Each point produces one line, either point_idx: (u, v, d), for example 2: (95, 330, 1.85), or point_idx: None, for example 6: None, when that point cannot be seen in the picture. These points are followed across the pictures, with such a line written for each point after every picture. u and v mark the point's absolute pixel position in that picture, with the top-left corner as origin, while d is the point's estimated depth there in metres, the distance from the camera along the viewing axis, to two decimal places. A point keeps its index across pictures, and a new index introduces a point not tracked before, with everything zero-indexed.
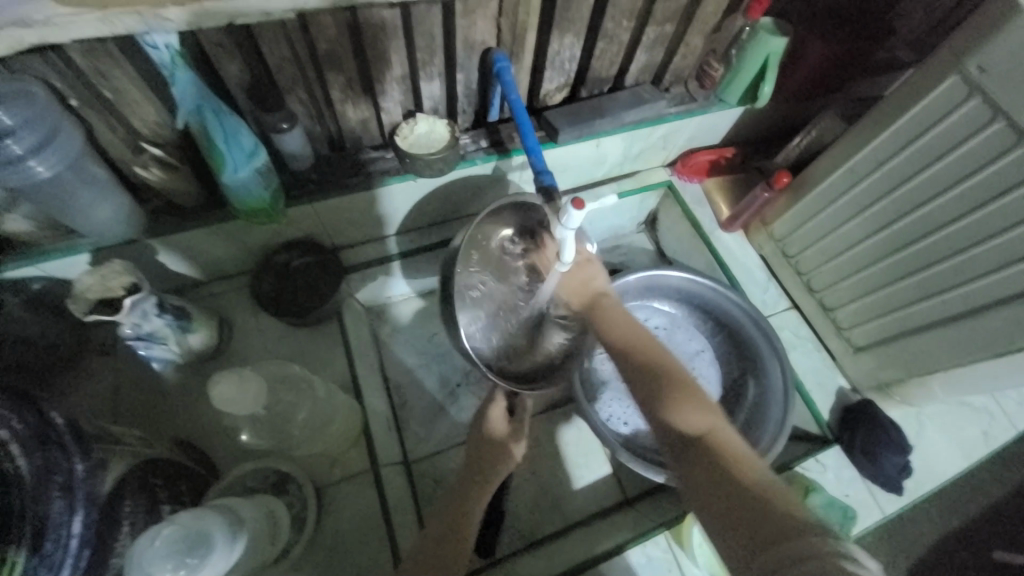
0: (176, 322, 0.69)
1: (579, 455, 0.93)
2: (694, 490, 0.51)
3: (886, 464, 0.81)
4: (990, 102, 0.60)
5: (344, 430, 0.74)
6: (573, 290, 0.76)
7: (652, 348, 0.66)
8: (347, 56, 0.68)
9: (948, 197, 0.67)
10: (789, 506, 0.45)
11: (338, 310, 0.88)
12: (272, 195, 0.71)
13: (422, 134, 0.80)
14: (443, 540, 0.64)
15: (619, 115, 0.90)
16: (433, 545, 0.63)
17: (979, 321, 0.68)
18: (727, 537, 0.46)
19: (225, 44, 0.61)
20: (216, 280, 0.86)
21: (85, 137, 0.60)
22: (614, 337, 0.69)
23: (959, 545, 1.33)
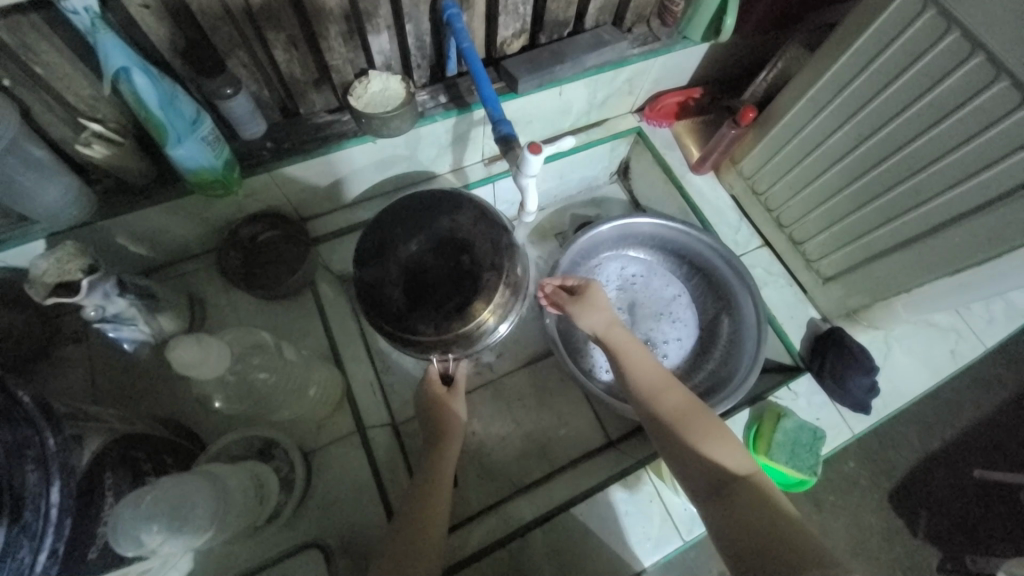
0: (142, 301, 0.69)
1: (563, 402, 0.96)
2: (718, 529, 0.58)
3: (854, 387, 0.84)
4: (946, 13, 0.58)
5: (327, 394, 0.75)
6: (605, 327, 0.79)
7: (669, 382, 0.72)
8: (285, 11, 0.65)
9: (906, 117, 0.67)
10: (773, 501, 0.58)
11: (311, 280, 0.87)
12: (225, 165, 0.69)
13: (377, 91, 0.76)
14: (431, 492, 0.67)
15: (579, 59, 0.87)
16: (422, 497, 0.66)
17: (936, 241, 0.70)
18: (723, 532, 0.58)
19: (151, 4, 0.57)
20: (183, 259, 0.85)
21: (19, 116, 0.57)
22: (638, 374, 0.73)
23: (934, 460, 1.41)
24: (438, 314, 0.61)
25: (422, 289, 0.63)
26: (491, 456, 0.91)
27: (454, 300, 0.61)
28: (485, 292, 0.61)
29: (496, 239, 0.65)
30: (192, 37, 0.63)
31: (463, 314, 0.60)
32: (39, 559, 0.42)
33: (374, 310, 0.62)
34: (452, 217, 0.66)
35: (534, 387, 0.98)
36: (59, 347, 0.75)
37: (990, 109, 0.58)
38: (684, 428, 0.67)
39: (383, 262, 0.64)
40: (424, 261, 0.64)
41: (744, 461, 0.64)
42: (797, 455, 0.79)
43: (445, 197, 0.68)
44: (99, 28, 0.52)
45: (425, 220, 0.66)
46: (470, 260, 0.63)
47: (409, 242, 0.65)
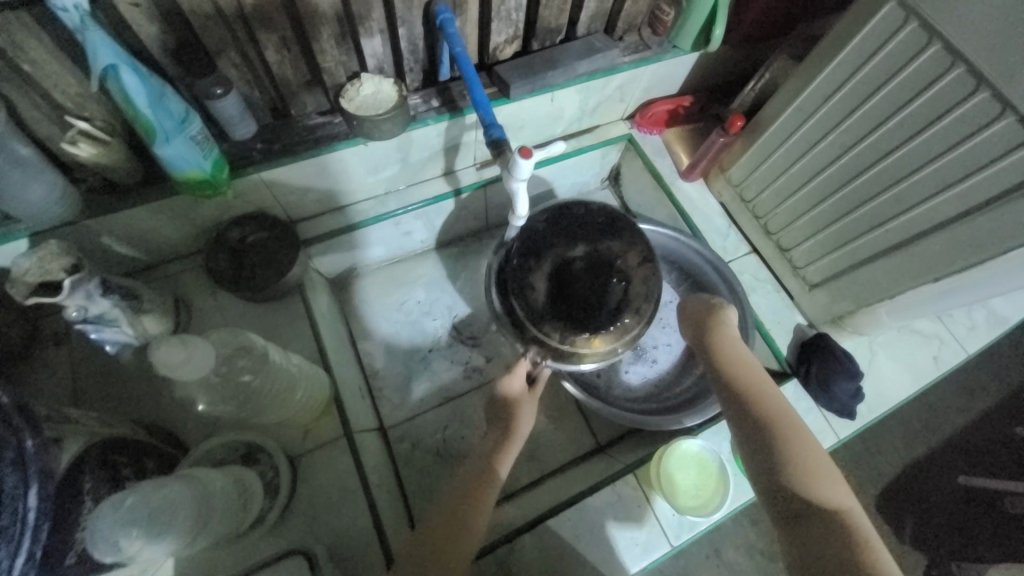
0: (126, 303, 0.67)
1: (553, 408, 0.96)
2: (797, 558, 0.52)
3: (839, 392, 0.85)
4: (927, 26, 0.60)
5: (316, 398, 0.74)
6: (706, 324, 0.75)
7: (772, 391, 0.66)
8: (279, 12, 0.65)
9: (891, 126, 0.69)
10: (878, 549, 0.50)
11: (300, 282, 0.87)
12: (212, 165, 0.68)
13: (369, 94, 0.77)
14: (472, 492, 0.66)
15: (571, 65, 0.88)
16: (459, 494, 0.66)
17: (919, 248, 0.71)
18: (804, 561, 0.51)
19: (141, 3, 0.57)
20: (168, 260, 0.84)
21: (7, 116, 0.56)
22: (734, 379, 0.67)
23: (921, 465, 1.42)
24: (570, 325, 0.70)
25: (566, 297, 0.71)
26: None
27: (592, 321, 0.70)
28: (620, 323, 0.71)
29: (646, 285, 0.73)
30: (183, 35, 0.63)
31: (596, 336, 0.70)
32: (17, 563, 0.39)
33: (521, 288, 0.73)
34: (617, 250, 0.75)
35: None
36: (38, 348, 0.73)
37: (971, 119, 0.60)
38: (773, 436, 0.61)
39: (542, 255, 0.74)
40: (578, 274, 0.72)
41: (836, 496, 0.56)
42: None
43: (618, 232, 0.76)
44: (88, 25, 0.51)
45: (591, 239, 0.75)
46: (620, 293, 0.72)
47: (572, 248, 0.74)
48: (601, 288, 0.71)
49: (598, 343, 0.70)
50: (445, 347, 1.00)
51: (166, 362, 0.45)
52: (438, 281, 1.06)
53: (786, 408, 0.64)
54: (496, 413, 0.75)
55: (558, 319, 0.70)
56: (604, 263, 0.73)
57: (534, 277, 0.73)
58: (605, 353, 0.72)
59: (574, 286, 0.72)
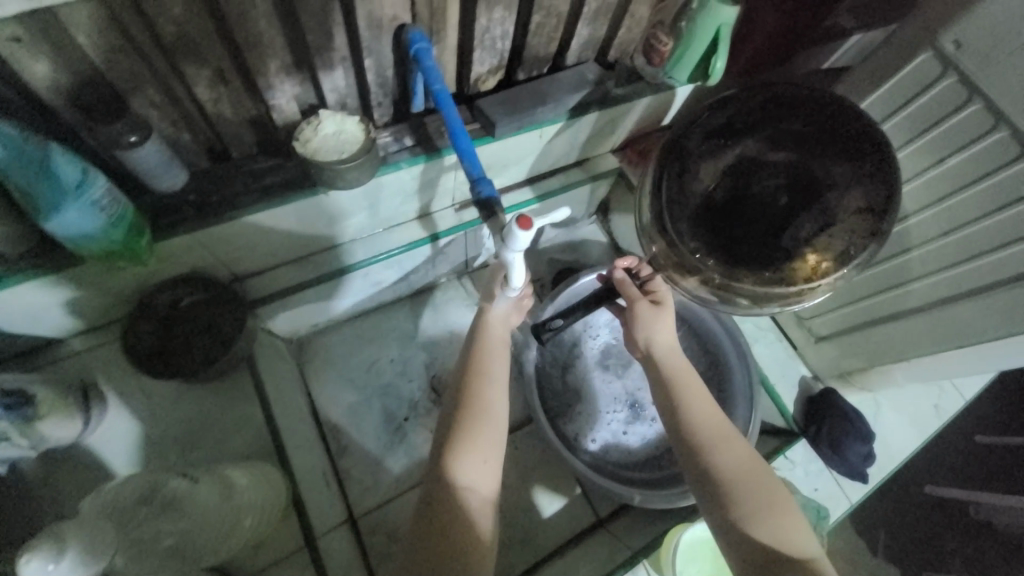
0: (17, 413, 0.54)
1: (546, 479, 0.86)
2: None
3: (852, 455, 0.80)
4: (965, 84, 0.54)
5: (268, 508, 0.61)
6: (660, 347, 0.64)
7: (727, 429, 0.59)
8: (211, 42, 0.51)
9: (919, 184, 0.63)
10: None
11: (248, 353, 0.73)
12: (129, 233, 0.54)
13: (330, 135, 0.63)
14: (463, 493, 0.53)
15: (562, 99, 0.78)
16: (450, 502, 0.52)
17: (943, 314, 0.66)
18: None
19: (14, 32, 0.43)
20: (75, 334, 0.68)
21: None
22: (693, 416, 0.60)
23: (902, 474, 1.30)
24: (705, 234, 0.49)
25: (722, 203, 0.50)
26: None
27: (741, 248, 0.48)
28: (778, 262, 0.47)
29: (849, 231, 0.48)
30: (79, 69, 0.48)
31: (739, 264, 0.48)
32: None
33: (676, 169, 0.52)
34: (833, 182, 0.49)
35: (514, 461, 0.87)
36: None
37: (1009, 188, 0.55)
38: (734, 489, 0.55)
39: (729, 142, 0.52)
40: (763, 184, 0.50)
41: (797, 540, 0.53)
42: None
43: (856, 157, 0.50)
44: None
45: (808, 153, 0.51)
46: (807, 234, 0.48)
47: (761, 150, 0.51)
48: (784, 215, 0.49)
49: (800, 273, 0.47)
50: (423, 414, 0.86)
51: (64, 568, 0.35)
52: (412, 334, 0.92)
53: (743, 451, 0.58)
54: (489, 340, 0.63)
55: (696, 229, 0.50)
56: (847, 174, 0.50)
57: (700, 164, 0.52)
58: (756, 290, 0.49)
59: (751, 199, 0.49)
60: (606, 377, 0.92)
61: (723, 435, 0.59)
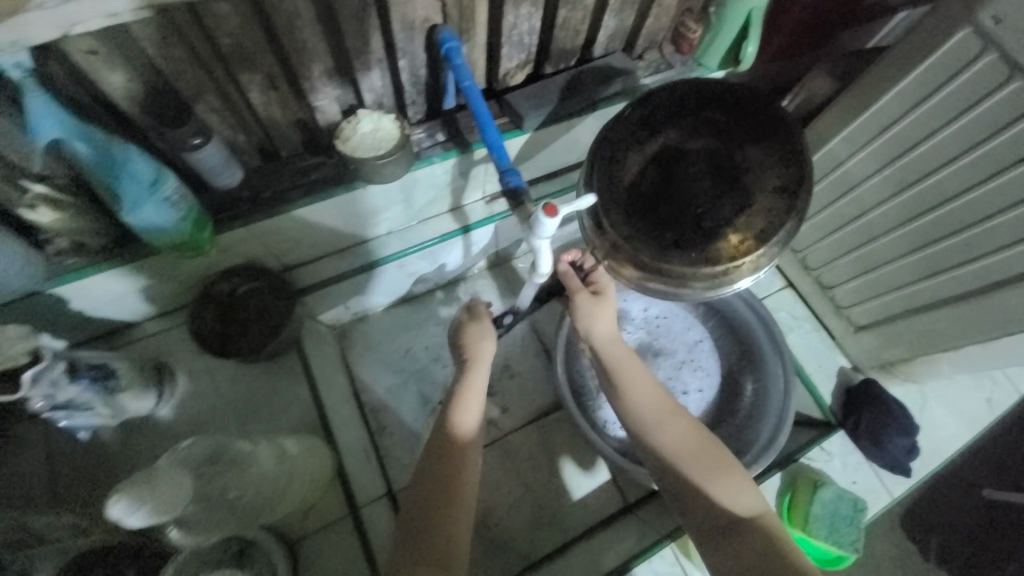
0: (101, 384, 0.61)
1: (576, 463, 0.88)
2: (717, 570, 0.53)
3: (893, 447, 0.78)
4: (1007, 59, 0.51)
5: (315, 477, 0.67)
6: (602, 336, 0.66)
7: (668, 404, 0.62)
8: (262, 50, 0.57)
9: (958, 167, 0.60)
10: (784, 542, 0.53)
11: (297, 337, 0.79)
12: (194, 225, 0.60)
13: (368, 133, 0.68)
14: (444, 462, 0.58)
15: (589, 91, 0.79)
16: (436, 470, 0.58)
17: (991, 300, 0.63)
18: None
19: (100, 50, 0.49)
20: (149, 318, 0.76)
21: None
22: (636, 398, 0.62)
23: (952, 475, 1.24)
24: (634, 224, 0.43)
25: (650, 192, 0.43)
26: (498, 526, 0.83)
27: (672, 235, 0.41)
28: (703, 246, 0.41)
29: (774, 215, 0.41)
30: (151, 80, 0.54)
31: (665, 251, 0.42)
32: None
33: (603, 160, 0.44)
34: (755, 162, 0.42)
35: (543, 445, 0.89)
36: None
37: None
38: (682, 460, 0.58)
39: (652, 128, 0.44)
40: (686, 170, 0.43)
41: (747, 500, 0.56)
42: (837, 529, 0.73)
43: (777, 135, 0.42)
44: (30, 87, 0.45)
45: (731, 133, 0.43)
46: (729, 216, 0.41)
47: (684, 135, 0.44)
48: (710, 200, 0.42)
49: (728, 254, 0.41)
50: None
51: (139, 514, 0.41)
52: (446, 322, 0.96)
53: (684, 424, 0.61)
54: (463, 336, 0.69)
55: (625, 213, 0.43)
56: (772, 151, 0.42)
57: (627, 153, 0.44)
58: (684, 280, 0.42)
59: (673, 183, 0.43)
60: None
61: (667, 412, 0.61)
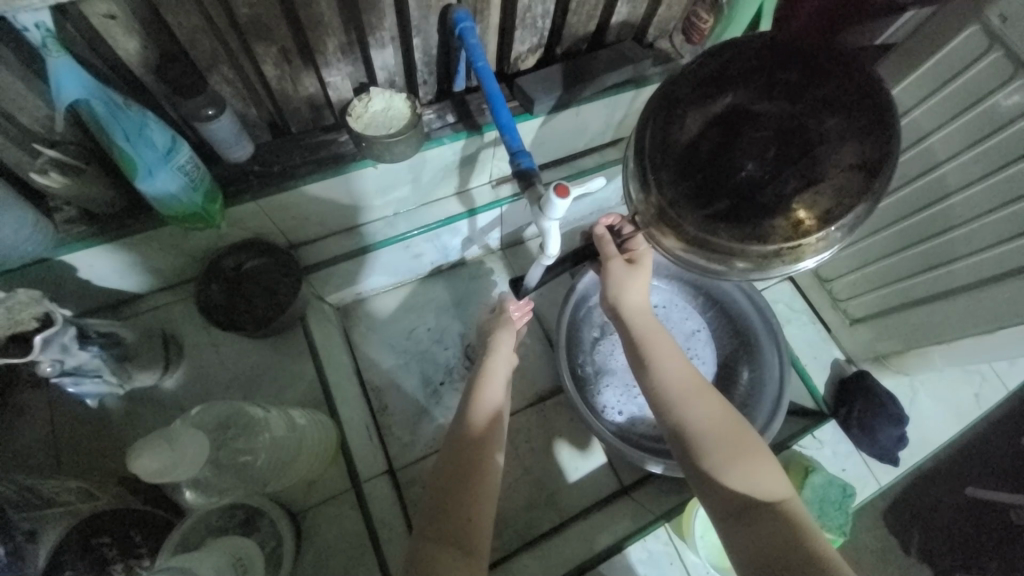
0: (109, 352, 0.61)
1: (574, 446, 0.90)
2: (732, 548, 0.52)
3: (883, 438, 0.80)
4: (1013, 57, 0.53)
5: (319, 451, 0.68)
6: (633, 309, 0.67)
7: (694, 381, 0.63)
8: (278, 22, 0.56)
9: (960, 163, 0.62)
10: (806, 525, 0.51)
11: (302, 314, 0.79)
12: (205, 197, 0.60)
13: (379, 111, 0.68)
14: (462, 453, 0.60)
15: (600, 77, 0.80)
16: (457, 456, 0.60)
17: (985, 295, 0.65)
18: (750, 554, 0.50)
19: (117, 14, 0.49)
20: (156, 291, 0.76)
21: None
22: (662, 372, 0.63)
23: (937, 471, 1.27)
24: (683, 187, 0.37)
25: (705, 156, 0.38)
26: (497, 505, 0.84)
27: (723, 206, 0.36)
28: (756, 220, 0.36)
29: (843, 197, 0.36)
30: (165, 48, 0.54)
31: (713, 221, 0.36)
32: None
33: (659, 115, 0.40)
34: (831, 134, 0.37)
35: (542, 428, 0.91)
36: (15, 393, 0.67)
37: None
38: (708, 436, 0.58)
39: (716, 86, 0.39)
40: (749, 136, 0.38)
41: (770, 483, 0.55)
42: (826, 513, 0.74)
43: (858, 106, 0.37)
44: (53, 48, 0.44)
45: (805, 98, 0.38)
46: (793, 192, 0.36)
47: (753, 97, 0.38)
48: (774, 172, 0.36)
49: (782, 232, 0.35)
50: (458, 379, 0.91)
51: (146, 478, 0.42)
52: (450, 305, 0.97)
53: (711, 402, 0.61)
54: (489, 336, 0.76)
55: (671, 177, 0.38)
56: (850, 125, 0.37)
57: (685, 112, 0.39)
58: (734, 250, 0.36)
59: (736, 148, 0.37)
60: None
61: (694, 388, 0.62)
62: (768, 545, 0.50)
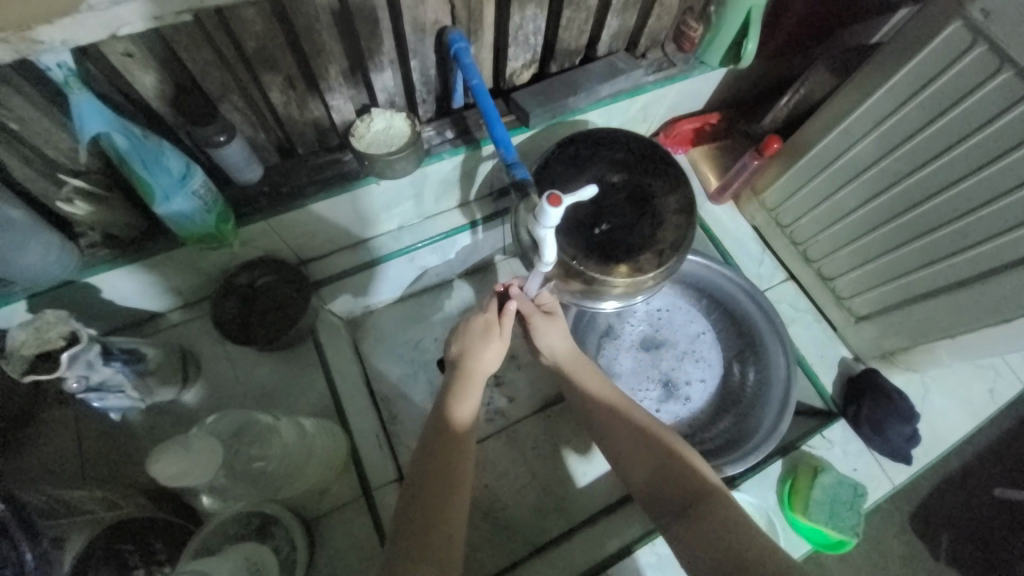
0: (131, 367, 0.64)
1: (581, 451, 0.90)
2: (680, 548, 0.56)
3: (894, 436, 0.79)
4: (996, 51, 0.53)
5: (329, 459, 0.70)
6: (561, 351, 0.73)
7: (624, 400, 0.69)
8: (282, 51, 0.60)
9: (951, 158, 0.62)
10: (743, 514, 0.56)
11: (312, 327, 0.82)
12: (217, 218, 0.64)
13: (381, 130, 0.71)
14: (441, 462, 0.58)
15: (593, 89, 0.82)
16: (431, 465, 0.58)
17: (987, 287, 0.65)
18: (696, 550, 0.54)
19: (134, 52, 0.53)
20: (175, 309, 0.80)
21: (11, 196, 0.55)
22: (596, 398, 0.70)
23: (959, 472, 1.24)
24: (588, 243, 0.63)
25: (598, 221, 0.64)
26: (508, 512, 0.85)
27: (614, 249, 0.63)
28: (636, 260, 0.62)
29: (678, 226, 0.64)
30: (179, 81, 0.58)
31: (609, 261, 0.62)
32: None
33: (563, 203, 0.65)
34: (659, 190, 0.66)
35: (549, 433, 0.92)
36: (44, 409, 0.70)
37: None
38: (643, 447, 0.63)
39: (592, 174, 0.67)
40: (617, 203, 0.66)
41: (710, 480, 0.60)
42: (837, 514, 0.74)
43: (667, 174, 0.67)
44: (74, 85, 0.48)
45: (640, 174, 0.68)
46: (648, 232, 0.64)
47: (612, 175, 0.68)
48: (635, 222, 0.64)
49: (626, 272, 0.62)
50: None
51: (159, 477, 0.45)
52: (456, 314, 0.99)
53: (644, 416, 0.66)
54: (463, 340, 0.68)
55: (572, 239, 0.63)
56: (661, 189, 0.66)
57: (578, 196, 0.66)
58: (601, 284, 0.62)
59: (611, 211, 0.65)
60: (638, 357, 0.95)
61: (625, 405, 0.68)
62: (708, 537, 0.54)
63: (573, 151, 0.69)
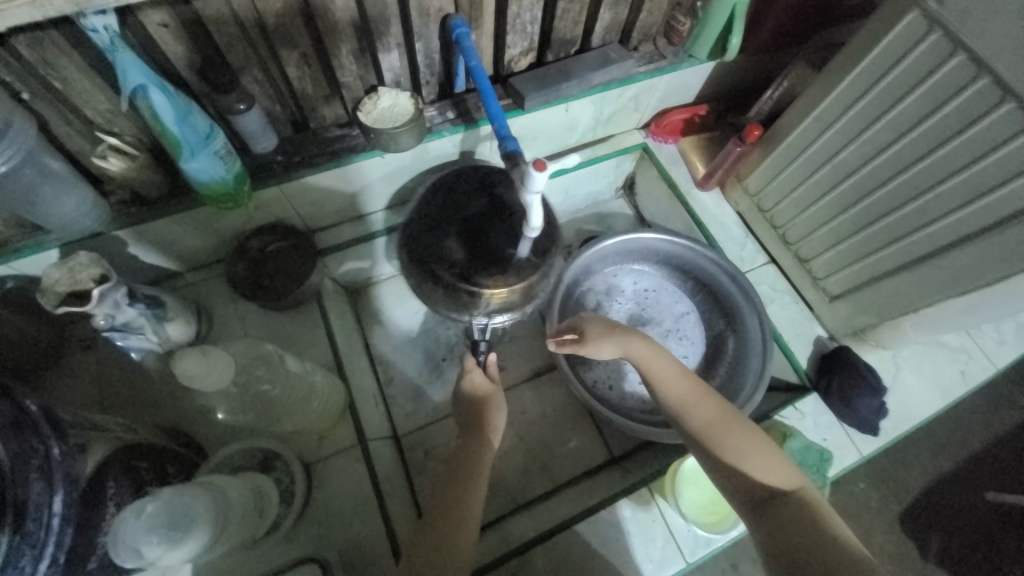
0: (151, 311, 0.70)
1: (566, 418, 0.95)
2: (758, 539, 0.57)
3: (862, 408, 0.83)
4: (950, 36, 0.59)
5: (328, 407, 0.75)
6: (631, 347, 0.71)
7: (701, 393, 0.68)
8: (299, 29, 0.67)
9: (912, 138, 0.67)
10: (827, 514, 0.57)
11: (317, 291, 0.88)
12: (235, 178, 0.70)
13: (387, 107, 0.77)
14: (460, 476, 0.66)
15: (585, 76, 0.88)
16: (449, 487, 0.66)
17: (945, 261, 0.69)
18: (776, 541, 0.56)
19: (169, 24, 0.60)
20: (192, 268, 0.87)
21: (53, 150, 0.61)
22: (667, 391, 0.69)
23: (941, 464, 1.27)
24: (485, 274, 0.72)
25: (480, 251, 0.74)
26: (496, 471, 0.90)
27: (502, 267, 0.73)
28: (515, 270, 0.72)
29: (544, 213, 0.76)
30: (207, 52, 0.65)
31: (504, 280, 0.72)
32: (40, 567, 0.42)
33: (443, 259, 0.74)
34: (504, 197, 0.77)
35: (537, 401, 0.97)
36: (69, 354, 0.77)
37: (998, 131, 0.58)
38: (720, 442, 0.64)
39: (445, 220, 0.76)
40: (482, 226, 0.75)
41: (788, 479, 0.61)
42: None
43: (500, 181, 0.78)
44: (117, 46, 0.55)
45: (480, 195, 0.78)
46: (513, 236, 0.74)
47: (469, 204, 0.77)
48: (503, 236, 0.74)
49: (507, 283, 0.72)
50: (458, 357, 0.99)
51: (180, 377, 0.50)
52: None
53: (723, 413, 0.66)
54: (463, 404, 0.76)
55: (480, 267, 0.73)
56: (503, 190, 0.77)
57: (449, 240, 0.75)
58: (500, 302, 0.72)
59: (484, 236, 0.75)
60: None
61: (701, 398, 0.68)
62: (790, 533, 0.55)
63: (422, 212, 0.78)
